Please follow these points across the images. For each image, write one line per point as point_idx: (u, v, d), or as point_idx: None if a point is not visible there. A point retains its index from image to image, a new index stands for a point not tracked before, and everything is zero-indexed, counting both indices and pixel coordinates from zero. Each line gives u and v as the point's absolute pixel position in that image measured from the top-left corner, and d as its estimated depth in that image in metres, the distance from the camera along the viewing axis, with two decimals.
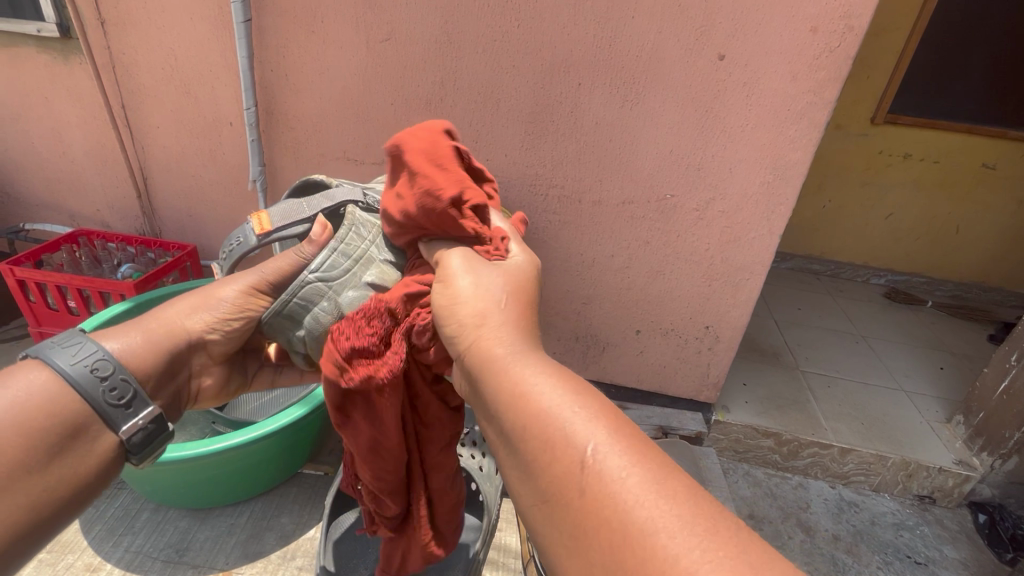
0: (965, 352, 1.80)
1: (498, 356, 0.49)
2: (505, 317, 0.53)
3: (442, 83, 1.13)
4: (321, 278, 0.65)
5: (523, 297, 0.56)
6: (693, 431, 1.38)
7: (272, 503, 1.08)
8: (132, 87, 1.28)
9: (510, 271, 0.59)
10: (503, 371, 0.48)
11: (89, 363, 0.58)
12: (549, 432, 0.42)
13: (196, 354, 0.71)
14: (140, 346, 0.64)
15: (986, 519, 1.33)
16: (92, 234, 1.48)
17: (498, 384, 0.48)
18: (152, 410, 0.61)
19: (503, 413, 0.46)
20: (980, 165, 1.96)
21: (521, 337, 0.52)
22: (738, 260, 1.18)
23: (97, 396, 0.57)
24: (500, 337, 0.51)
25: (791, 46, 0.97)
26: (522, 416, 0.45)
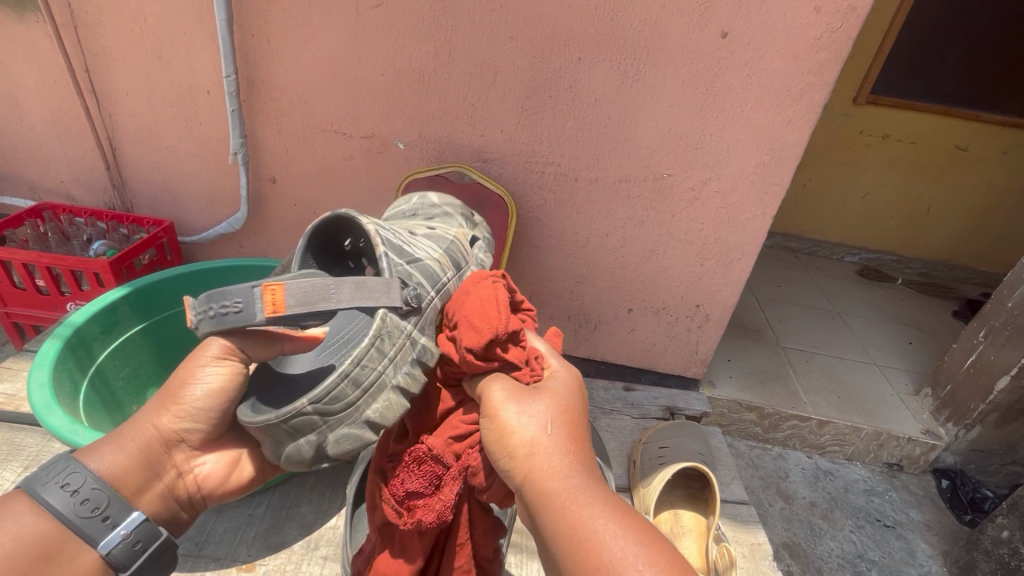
0: (932, 327, 1.90)
1: (544, 457, 0.52)
2: (574, 468, 0.52)
3: (437, 53, 1.08)
4: (319, 411, 0.61)
5: (573, 421, 0.56)
6: (698, 411, 1.40)
7: (288, 493, 1.07)
8: (99, 51, 1.19)
9: (558, 392, 0.60)
10: (556, 505, 0.49)
11: (61, 479, 0.60)
12: (568, 527, 0.48)
13: (179, 448, 0.70)
14: (115, 459, 0.65)
15: (949, 484, 1.42)
16: (58, 208, 1.38)
17: (523, 469, 0.53)
18: (129, 516, 0.62)
19: (542, 509, 0.50)
20: (954, 147, 2.02)
21: (585, 468, 0.53)
22: (733, 240, 1.20)
23: (71, 512, 0.59)
24: (557, 471, 0.51)
25: (794, 26, 0.96)
26: (557, 525, 0.49)
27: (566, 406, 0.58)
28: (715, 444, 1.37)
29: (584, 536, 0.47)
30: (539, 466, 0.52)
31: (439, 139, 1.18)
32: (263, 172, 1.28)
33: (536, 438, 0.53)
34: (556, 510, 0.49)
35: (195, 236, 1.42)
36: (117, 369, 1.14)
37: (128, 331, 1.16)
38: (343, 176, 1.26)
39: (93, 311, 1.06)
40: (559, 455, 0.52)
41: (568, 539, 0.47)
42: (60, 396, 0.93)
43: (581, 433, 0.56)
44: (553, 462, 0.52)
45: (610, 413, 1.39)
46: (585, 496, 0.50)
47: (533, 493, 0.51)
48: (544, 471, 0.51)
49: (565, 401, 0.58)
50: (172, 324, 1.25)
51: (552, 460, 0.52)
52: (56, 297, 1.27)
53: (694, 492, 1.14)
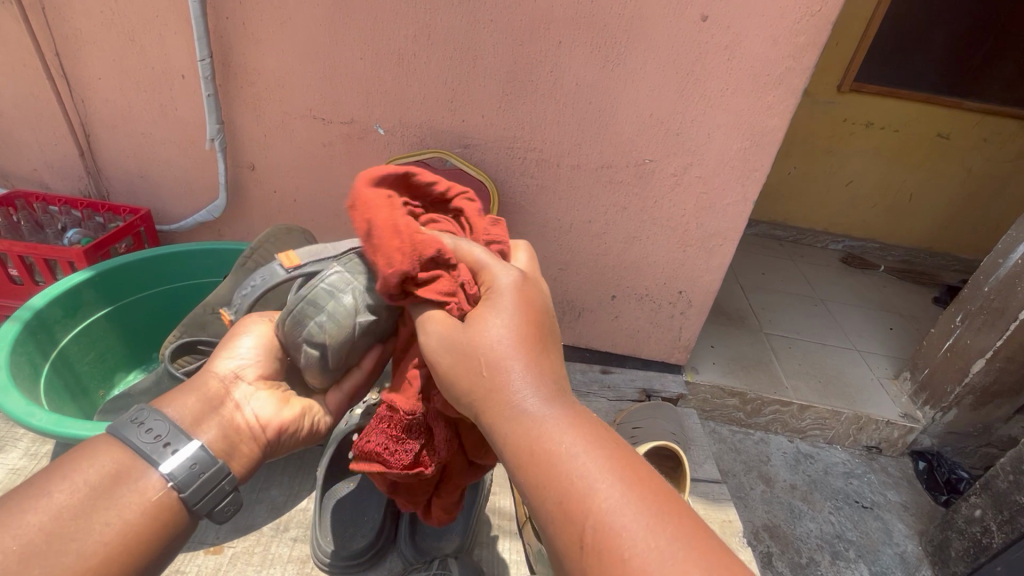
0: (911, 313, 1.92)
1: (509, 370, 0.50)
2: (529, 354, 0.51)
3: (415, 37, 1.06)
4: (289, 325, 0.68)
5: (536, 322, 0.54)
6: (675, 392, 1.42)
7: (261, 476, 1.06)
8: (68, 33, 1.16)
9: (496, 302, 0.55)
10: (526, 420, 0.48)
11: (131, 415, 0.62)
12: (532, 427, 0.48)
13: (237, 387, 0.70)
14: (182, 397, 0.66)
15: (926, 466, 1.45)
16: (31, 197, 1.35)
17: (484, 359, 0.51)
18: (191, 442, 0.61)
19: (504, 416, 0.49)
20: (935, 135, 2.03)
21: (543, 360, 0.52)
22: (714, 226, 1.20)
23: (136, 441, 0.60)
24: (515, 357, 0.51)
25: (774, 8, 0.96)
26: (526, 432, 0.48)
27: (530, 331, 0.53)
28: (688, 425, 1.41)
29: (550, 443, 0.47)
30: (502, 356, 0.51)
31: (420, 125, 1.17)
32: (241, 158, 1.26)
33: (501, 358, 0.51)
34: (523, 413, 0.49)
35: (173, 224, 1.40)
36: (81, 353, 1.13)
37: (93, 316, 1.14)
38: (322, 163, 1.24)
39: (56, 294, 1.04)
40: (529, 376, 0.50)
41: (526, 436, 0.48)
42: (17, 379, 0.92)
43: (551, 355, 0.53)
44: (519, 375, 0.50)
45: (587, 396, 1.40)
46: (544, 413, 0.49)
47: (488, 379, 0.51)
48: (511, 389, 0.50)
49: (531, 333, 0.53)
50: (138, 308, 1.23)
51: (516, 374, 0.50)
52: (30, 285, 1.24)
53: (667, 472, 1.14)
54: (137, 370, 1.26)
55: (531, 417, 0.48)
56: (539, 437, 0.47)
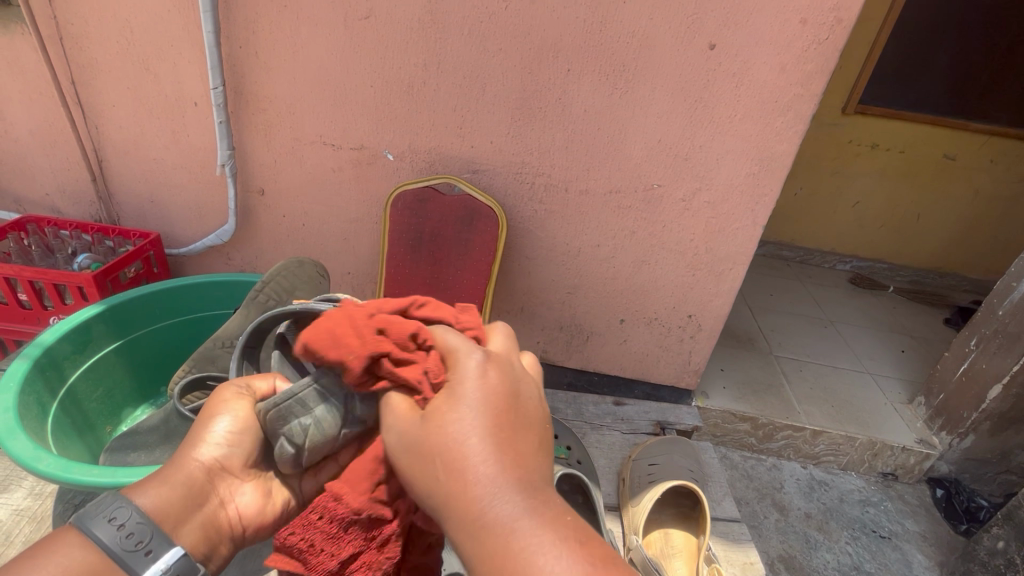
0: (924, 335, 1.90)
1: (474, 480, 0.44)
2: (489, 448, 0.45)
3: (425, 65, 1.08)
4: (271, 408, 0.61)
5: (501, 416, 0.47)
6: (690, 425, 1.39)
7: None
8: (84, 63, 1.18)
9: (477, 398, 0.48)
10: (483, 511, 0.43)
11: (107, 512, 0.54)
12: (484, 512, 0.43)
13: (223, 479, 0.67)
14: (160, 493, 0.60)
15: (944, 493, 1.41)
16: (42, 221, 1.36)
17: (435, 451, 0.46)
18: (175, 550, 0.56)
19: (475, 548, 0.43)
20: (942, 156, 2.04)
21: (501, 446, 0.46)
22: (723, 250, 1.20)
23: (113, 545, 0.53)
24: (471, 455, 0.45)
25: (781, 37, 0.97)
26: (496, 564, 0.41)
27: (499, 423, 0.47)
28: (705, 459, 1.38)
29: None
30: (454, 446, 0.45)
31: (429, 151, 1.18)
32: (251, 184, 1.27)
33: (463, 455, 0.45)
34: (488, 537, 0.43)
35: (182, 248, 1.41)
36: (89, 390, 1.12)
37: (102, 350, 1.14)
38: (331, 188, 1.25)
39: (66, 330, 1.04)
40: (487, 464, 0.45)
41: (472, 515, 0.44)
42: (26, 419, 0.91)
43: (518, 440, 0.47)
44: (478, 473, 0.44)
45: (600, 427, 1.37)
46: (507, 504, 0.43)
47: (444, 473, 0.45)
48: (482, 501, 0.43)
49: (500, 421, 0.47)
50: (147, 342, 1.23)
51: (470, 459, 0.45)
52: (39, 310, 1.25)
53: (686, 511, 1.12)
54: (145, 405, 1.25)
55: (503, 541, 0.42)
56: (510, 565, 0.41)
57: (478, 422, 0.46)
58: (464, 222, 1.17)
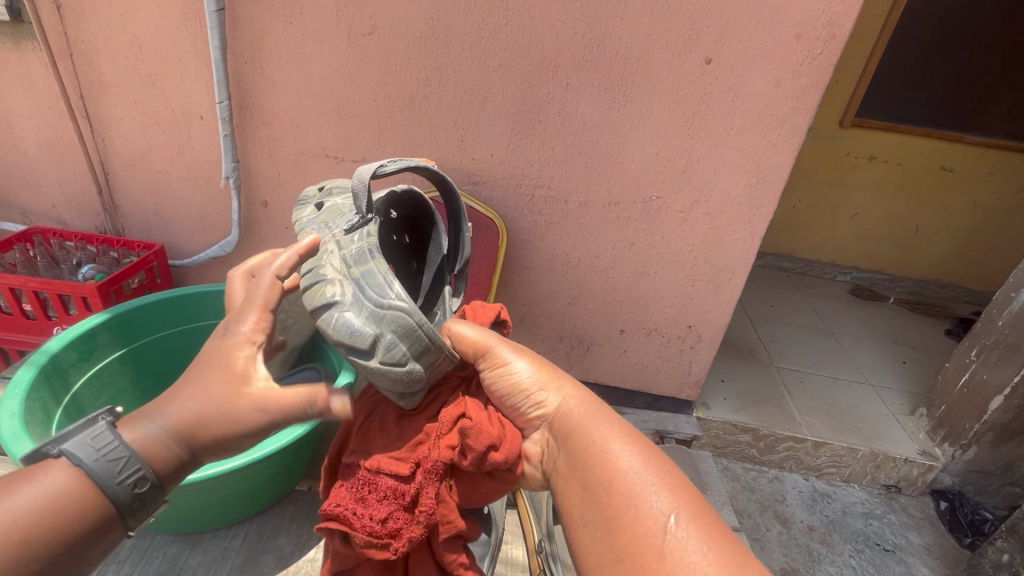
0: (925, 346, 1.90)
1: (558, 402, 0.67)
2: (574, 395, 0.67)
3: (427, 80, 1.10)
4: (375, 307, 0.58)
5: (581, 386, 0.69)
6: (688, 434, 1.40)
7: (267, 524, 1.05)
8: (93, 78, 1.21)
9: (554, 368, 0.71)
10: (571, 425, 0.64)
11: (110, 458, 0.53)
12: (573, 428, 0.63)
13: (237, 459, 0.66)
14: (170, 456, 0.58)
15: (947, 506, 1.40)
16: (48, 232, 1.38)
17: (534, 391, 0.68)
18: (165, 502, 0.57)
19: (567, 440, 0.63)
20: (940, 168, 2.05)
21: (585, 397, 0.67)
22: (722, 261, 1.20)
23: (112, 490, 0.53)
24: (563, 398, 0.67)
25: (776, 52, 0.99)
26: (584, 448, 0.61)
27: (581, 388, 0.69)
28: (704, 468, 1.39)
29: (601, 452, 0.59)
30: (546, 390, 0.68)
31: (430, 163, 1.19)
32: (254, 196, 1.28)
33: (554, 393, 0.68)
34: (576, 433, 0.63)
35: (185, 259, 1.42)
36: (93, 398, 1.12)
37: (106, 358, 1.15)
38: None
39: (72, 338, 1.06)
40: (572, 401, 0.66)
41: (566, 433, 0.64)
42: (31, 426, 0.91)
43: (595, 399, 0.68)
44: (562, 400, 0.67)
45: None
46: (587, 420, 0.63)
47: (554, 414, 0.66)
48: (567, 415, 0.65)
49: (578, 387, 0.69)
50: (151, 351, 1.24)
51: (560, 400, 0.67)
52: (42, 320, 1.26)
53: None
54: None
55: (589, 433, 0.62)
56: (592, 447, 0.60)
57: (565, 382, 0.68)
58: None
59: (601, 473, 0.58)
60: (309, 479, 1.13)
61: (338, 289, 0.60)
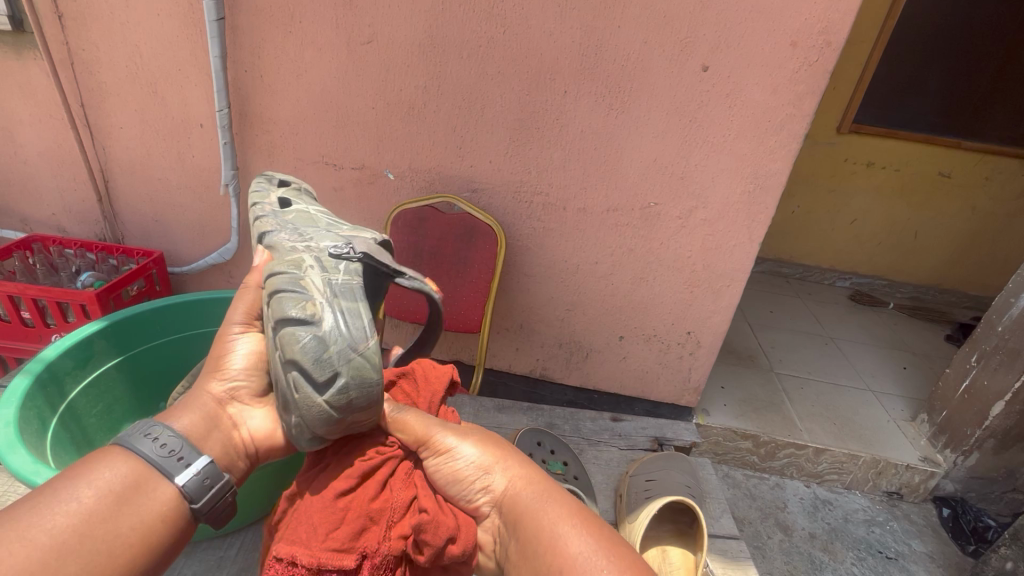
0: (926, 352, 1.89)
1: (501, 485, 0.68)
2: (519, 478, 0.69)
3: (426, 87, 1.10)
4: (347, 342, 0.59)
5: (522, 462, 0.72)
6: (688, 441, 1.37)
7: (264, 533, 1.05)
8: (94, 86, 1.21)
9: (498, 444, 0.73)
10: (519, 510, 0.65)
11: (143, 430, 0.61)
12: (520, 516, 0.64)
13: (232, 405, 0.72)
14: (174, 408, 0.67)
15: (950, 513, 1.40)
16: (48, 240, 1.38)
17: (480, 478, 0.69)
18: (204, 459, 0.62)
19: (515, 528, 0.64)
20: (938, 174, 2.06)
21: (532, 477, 0.69)
22: (721, 267, 1.20)
23: (151, 454, 0.60)
24: (511, 484, 0.68)
25: (773, 60, 0.99)
26: (532, 532, 0.62)
27: (525, 466, 0.71)
28: (703, 476, 1.36)
29: (547, 532, 0.61)
30: (492, 474, 0.69)
31: (429, 170, 1.20)
32: None
33: (500, 476, 0.69)
34: (522, 517, 0.64)
35: (184, 266, 1.42)
36: (89, 406, 1.12)
37: (102, 366, 1.15)
38: (333, 207, 1.27)
39: (68, 346, 1.05)
40: (519, 485, 0.68)
41: (513, 520, 0.65)
42: (26, 434, 0.91)
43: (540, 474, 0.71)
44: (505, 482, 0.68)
45: (597, 444, 1.35)
46: (535, 502, 0.65)
47: (503, 501, 0.67)
48: (513, 498, 0.66)
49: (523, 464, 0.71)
50: (148, 359, 1.23)
51: (506, 484, 0.68)
52: (41, 328, 1.25)
53: (683, 529, 1.09)
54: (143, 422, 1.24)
55: (535, 516, 0.63)
56: (537, 529, 0.62)
57: (508, 462, 0.70)
58: (463, 240, 1.18)
59: (553, 562, 0.59)
60: None
61: (319, 311, 0.59)
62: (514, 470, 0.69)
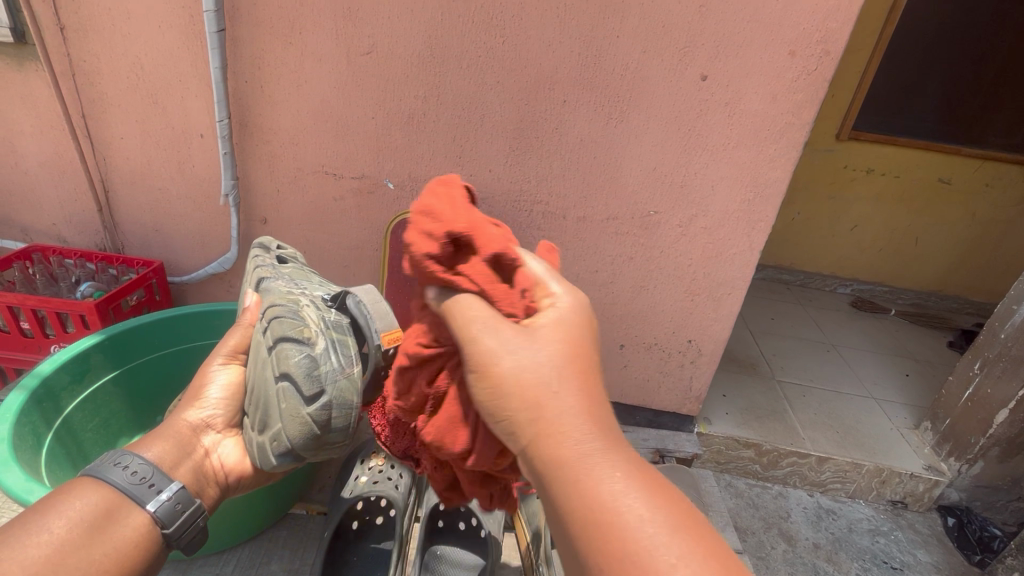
0: (928, 359, 1.88)
1: (567, 437, 0.42)
2: (574, 405, 0.43)
3: (425, 97, 1.11)
4: (336, 364, 0.70)
5: (581, 362, 0.46)
6: (689, 453, 1.38)
7: (261, 548, 1.04)
8: (95, 97, 1.22)
9: (560, 332, 0.48)
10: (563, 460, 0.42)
11: (115, 459, 0.65)
12: (567, 463, 0.41)
13: (207, 434, 0.79)
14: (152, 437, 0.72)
15: (955, 522, 1.38)
16: (48, 250, 1.38)
17: (517, 401, 0.44)
18: (174, 485, 0.66)
19: (549, 481, 0.42)
20: (938, 180, 2.06)
21: (592, 418, 0.43)
22: (721, 275, 1.20)
23: (121, 481, 0.63)
24: (558, 425, 0.42)
25: (771, 69, 0.99)
26: (573, 495, 0.41)
27: (583, 376, 0.45)
28: (705, 487, 1.40)
29: (609, 525, 0.39)
30: (536, 395, 0.44)
31: (429, 179, 1.20)
32: (254, 213, 1.29)
33: (547, 401, 0.43)
34: (579, 491, 0.40)
35: (184, 276, 1.42)
36: (86, 420, 1.12)
37: (100, 379, 1.14)
38: (333, 216, 1.27)
39: (65, 360, 1.05)
40: (573, 412, 0.43)
41: (551, 467, 0.42)
42: (21, 451, 0.90)
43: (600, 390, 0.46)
44: (568, 427, 0.42)
45: None
46: (590, 451, 0.42)
47: (539, 438, 0.43)
48: (580, 464, 0.41)
49: (580, 368, 0.46)
50: (146, 371, 1.23)
51: (549, 415, 0.43)
52: (40, 339, 1.25)
53: None
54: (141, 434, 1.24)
55: (591, 496, 0.40)
56: (609, 526, 0.39)
57: (562, 373, 0.45)
58: None
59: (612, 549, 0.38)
60: (304, 502, 1.12)
61: (315, 338, 0.71)
62: (570, 385, 0.44)
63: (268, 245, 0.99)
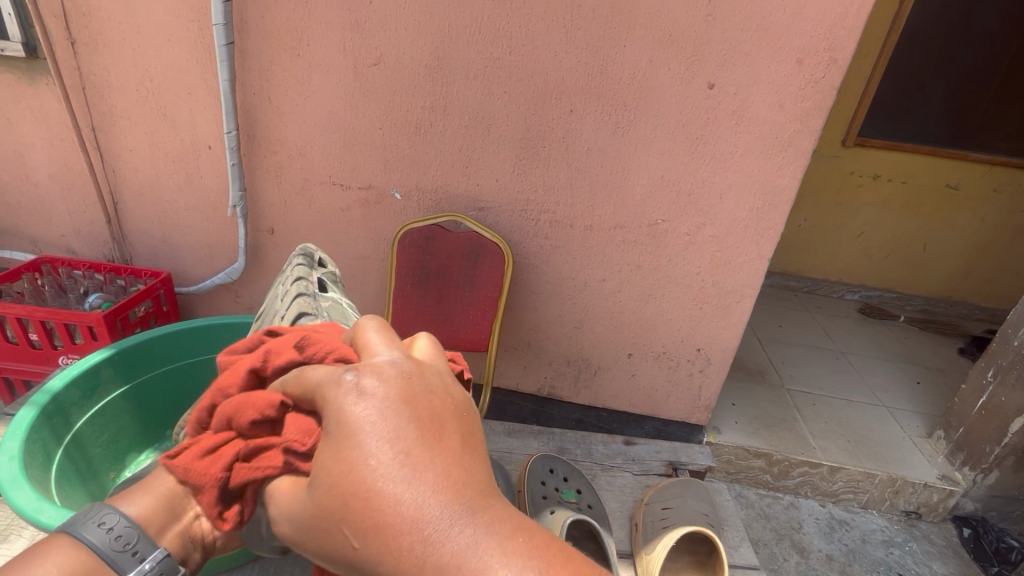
0: (939, 366, 1.86)
1: (417, 531, 0.31)
2: (359, 390, 0.36)
3: (432, 108, 1.11)
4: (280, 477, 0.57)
5: (411, 385, 0.36)
6: (703, 465, 1.35)
7: (269, 563, 1.03)
8: (105, 110, 1.23)
9: (389, 382, 0.36)
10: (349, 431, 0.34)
11: None
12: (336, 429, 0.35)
13: None
14: None
15: (971, 533, 1.36)
16: (57, 261, 1.39)
17: (327, 396, 0.36)
18: None
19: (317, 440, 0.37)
20: (945, 186, 2.05)
21: (392, 406, 0.35)
22: (730, 283, 1.19)
23: None
24: (341, 394, 0.36)
25: (779, 77, 0.99)
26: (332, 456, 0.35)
27: (410, 410, 0.35)
28: (720, 501, 1.35)
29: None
30: (343, 384, 0.36)
31: (436, 190, 1.20)
32: (261, 224, 1.29)
33: (348, 404, 0.35)
34: (388, 518, 0.32)
35: (192, 287, 1.42)
36: (95, 435, 1.11)
37: (109, 395, 1.14)
38: (340, 227, 1.27)
39: (75, 375, 1.05)
40: (349, 402, 0.35)
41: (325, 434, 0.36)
42: (30, 468, 0.90)
43: (439, 421, 0.35)
44: (409, 511, 0.31)
45: (610, 469, 1.33)
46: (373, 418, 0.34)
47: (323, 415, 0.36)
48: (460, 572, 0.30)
49: (403, 401, 0.35)
50: (155, 386, 1.23)
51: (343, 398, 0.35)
52: (49, 350, 1.25)
53: (702, 559, 1.06)
54: (149, 450, 1.23)
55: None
56: (441, 573, 0.30)
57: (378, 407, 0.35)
58: (469, 258, 1.17)
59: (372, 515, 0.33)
60: None
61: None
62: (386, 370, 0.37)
63: (311, 255, 0.90)
